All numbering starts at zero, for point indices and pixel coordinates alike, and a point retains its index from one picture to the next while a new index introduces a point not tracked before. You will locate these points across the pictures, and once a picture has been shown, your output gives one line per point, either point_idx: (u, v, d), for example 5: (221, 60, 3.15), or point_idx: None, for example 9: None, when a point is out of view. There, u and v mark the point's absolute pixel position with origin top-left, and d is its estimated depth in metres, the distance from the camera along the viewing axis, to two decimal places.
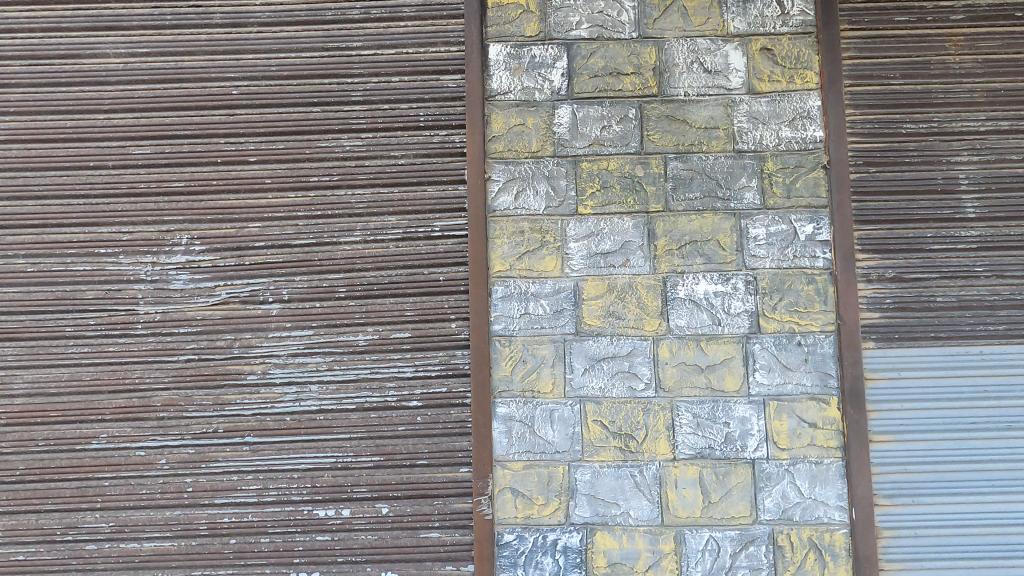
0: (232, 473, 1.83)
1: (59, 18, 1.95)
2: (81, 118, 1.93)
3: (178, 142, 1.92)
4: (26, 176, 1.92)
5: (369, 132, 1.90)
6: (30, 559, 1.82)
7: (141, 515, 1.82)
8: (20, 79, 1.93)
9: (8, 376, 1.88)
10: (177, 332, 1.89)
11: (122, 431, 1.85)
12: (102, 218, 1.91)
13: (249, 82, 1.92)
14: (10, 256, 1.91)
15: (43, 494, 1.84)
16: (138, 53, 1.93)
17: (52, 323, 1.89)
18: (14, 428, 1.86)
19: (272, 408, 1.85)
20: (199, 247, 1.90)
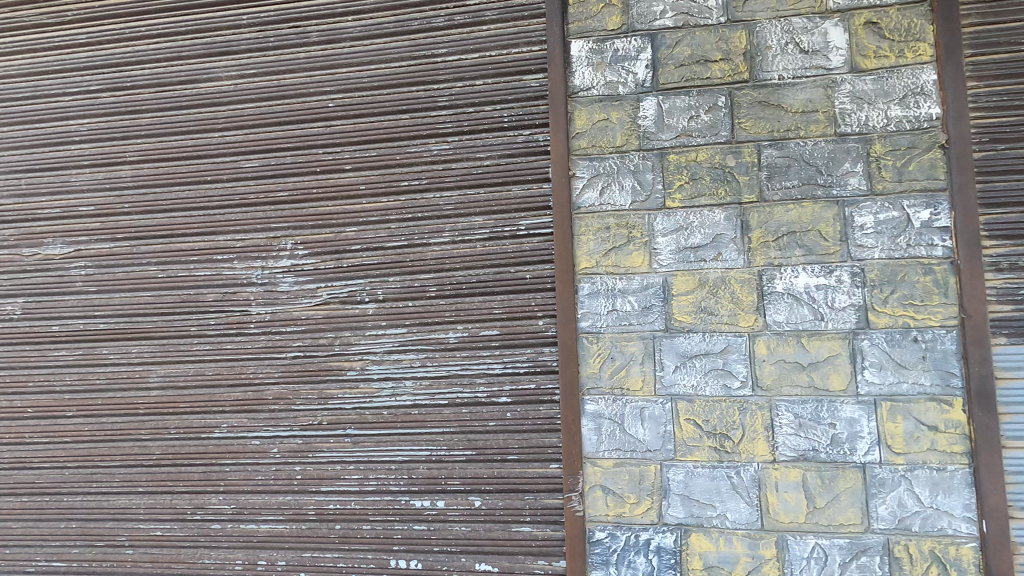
0: (336, 463, 1.95)
1: (178, 46, 2.16)
2: (199, 137, 2.12)
3: (282, 154, 2.06)
4: (156, 191, 2.14)
5: (455, 136, 1.96)
6: (166, 535, 2.02)
7: (258, 499, 1.98)
8: (148, 105, 2.16)
9: (144, 371, 2.10)
10: (285, 330, 2.04)
11: (239, 422, 2.03)
12: (219, 227, 2.09)
13: (344, 94, 2.03)
14: (144, 264, 2.14)
15: (176, 477, 2.04)
16: (246, 74, 2.10)
17: (180, 323, 2.10)
18: (151, 417, 2.08)
19: (370, 402, 1.95)
20: (302, 252, 2.04)
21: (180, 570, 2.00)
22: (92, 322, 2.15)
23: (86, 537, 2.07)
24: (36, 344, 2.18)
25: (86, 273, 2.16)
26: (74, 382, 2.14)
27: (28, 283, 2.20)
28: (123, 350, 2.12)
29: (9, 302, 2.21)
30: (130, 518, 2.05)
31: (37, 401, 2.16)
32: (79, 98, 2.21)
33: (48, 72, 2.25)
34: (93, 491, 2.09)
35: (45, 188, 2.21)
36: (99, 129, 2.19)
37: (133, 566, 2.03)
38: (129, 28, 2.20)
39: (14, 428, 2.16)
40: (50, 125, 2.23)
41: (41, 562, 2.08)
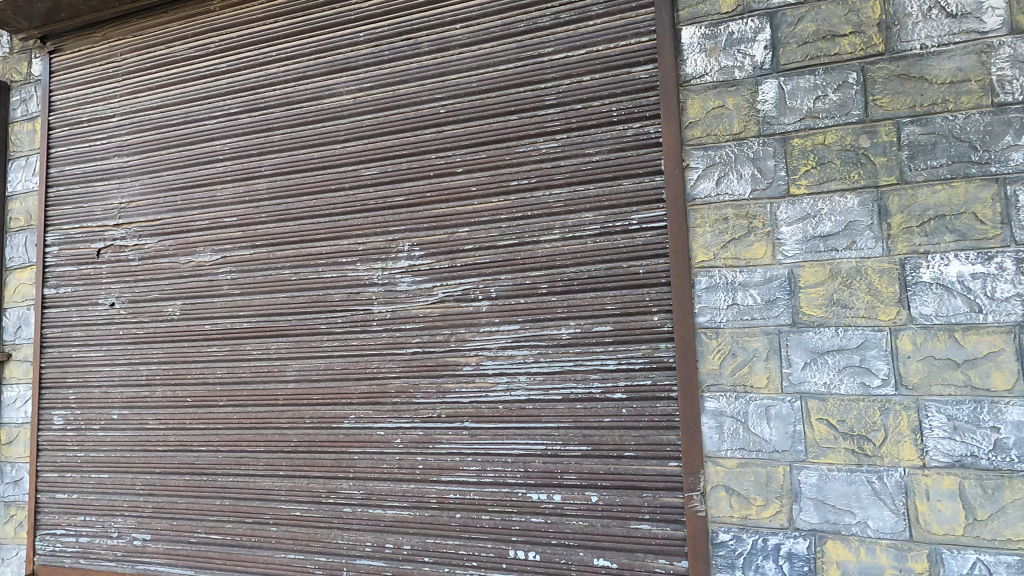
0: (455, 454, 2.04)
1: (304, 66, 2.34)
2: (324, 149, 2.29)
3: (398, 161, 2.18)
4: (287, 201, 2.34)
5: (564, 133, 1.97)
6: (304, 515, 2.21)
7: (384, 485, 2.12)
8: (280, 122, 2.36)
9: (282, 365, 2.31)
10: (404, 327, 2.15)
11: (366, 413, 2.17)
12: (344, 232, 2.25)
13: (454, 100, 2.11)
14: (279, 268, 2.34)
15: (311, 463, 2.22)
16: (364, 88, 2.24)
17: (312, 321, 2.28)
18: (288, 407, 2.28)
19: (486, 396, 2.02)
20: (419, 253, 2.14)
21: (317, 548, 2.17)
22: (237, 321, 2.39)
23: (237, 514, 2.31)
24: (192, 341, 2.46)
25: (231, 277, 2.41)
26: (224, 375, 2.39)
27: (185, 287, 2.49)
28: (263, 346, 2.34)
29: (171, 305, 2.51)
30: (273, 499, 2.26)
31: (195, 391, 2.44)
32: (222, 120, 2.47)
33: (196, 99, 2.53)
34: (242, 473, 2.33)
35: (196, 203, 2.49)
36: (239, 147, 2.43)
37: (277, 542, 2.23)
38: (262, 54, 2.42)
39: (178, 415, 2.46)
40: (199, 146, 2.51)
41: (201, 534, 2.35)
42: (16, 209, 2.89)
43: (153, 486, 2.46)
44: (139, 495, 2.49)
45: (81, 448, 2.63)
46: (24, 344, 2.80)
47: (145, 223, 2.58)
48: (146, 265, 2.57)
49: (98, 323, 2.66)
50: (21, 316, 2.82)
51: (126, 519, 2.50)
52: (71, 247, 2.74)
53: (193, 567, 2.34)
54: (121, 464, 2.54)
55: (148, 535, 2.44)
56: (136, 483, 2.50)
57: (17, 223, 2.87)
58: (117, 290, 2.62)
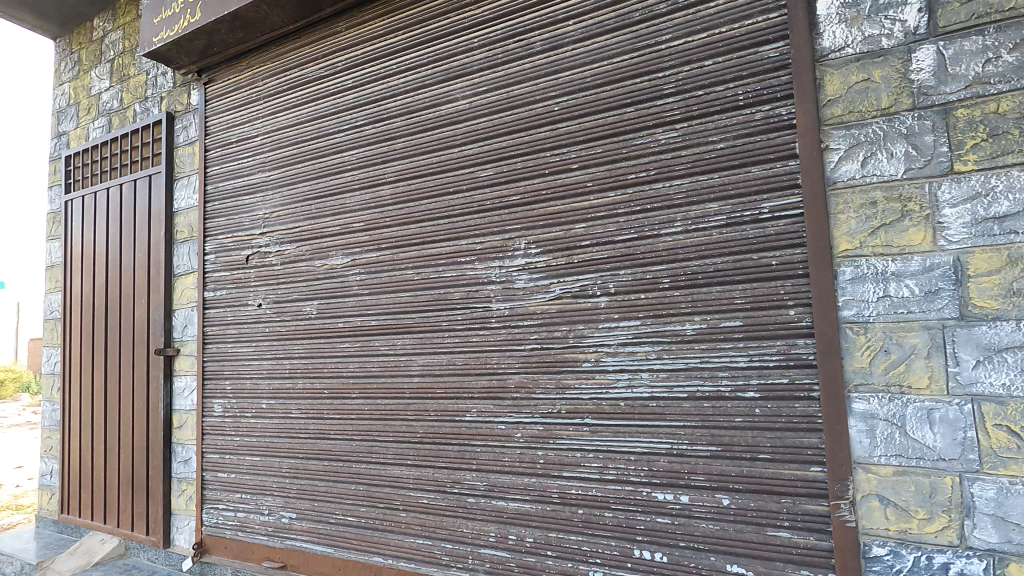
0: (576, 450, 2.04)
1: (422, 76, 2.47)
2: (442, 154, 2.39)
3: (513, 161, 2.22)
4: (409, 205, 2.47)
5: (685, 122, 1.91)
6: (431, 503, 2.32)
7: (505, 478, 2.17)
8: (402, 131, 2.50)
9: (408, 360, 2.44)
10: (523, 324, 2.18)
11: (487, 407, 2.23)
12: (462, 232, 2.33)
13: (568, 96, 2.11)
14: (402, 268, 2.48)
15: (436, 454, 2.33)
16: (479, 91, 2.31)
17: (434, 319, 2.38)
18: (414, 400, 2.41)
19: (607, 393, 2.00)
20: (535, 250, 2.16)
21: (444, 535, 2.28)
22: (366, 319, 2.56)
23: (370, 499, 2.48)
24: (327, 338, 2.68)
25: (360, 278, 2.59)
26: (356, 369, 2.58)
27: (321, 288, 2.71)
28: (390, 343, 2.49)
29: (308, 305, 2.75)
30: (402, 486, 2.40)
31: (331, 384, 2.65)
32: (350, 133, 2.67)
33: (327, 115, 2.75)
34: (374, 461, 2.49)
35: (328, 211, 2.71)
36: (365, 157, 2.61)
37: (406, 527, 2.37)
38: (384, 68, 2.59)
39: (317, 405, 2.68)
40: (330, 159, 2.73)
41: (339, 516, 2.55)
42: (181, 223, 3.34)
43: (297, 469, 2.71)
44: (285, 477, 2.75)
45: (237, 433, 2.96)
46: (190, 342, 3.24)
47: (286, 230, 2.85)
48: (287, 269, 2.84)
49: (248, 322, 2.97)
50: (187, 316, 3.26)
51: (275, 499, 2.77)
52: (225, 255, 3.09)
53: (332, 545, 2.55)
54: (270, 448, 2.82)
55: (294, 513, 2.69)
56: (283, 466, 2.76)
57: (182, 236, 3.32)
58: (263, 292, 2.91)
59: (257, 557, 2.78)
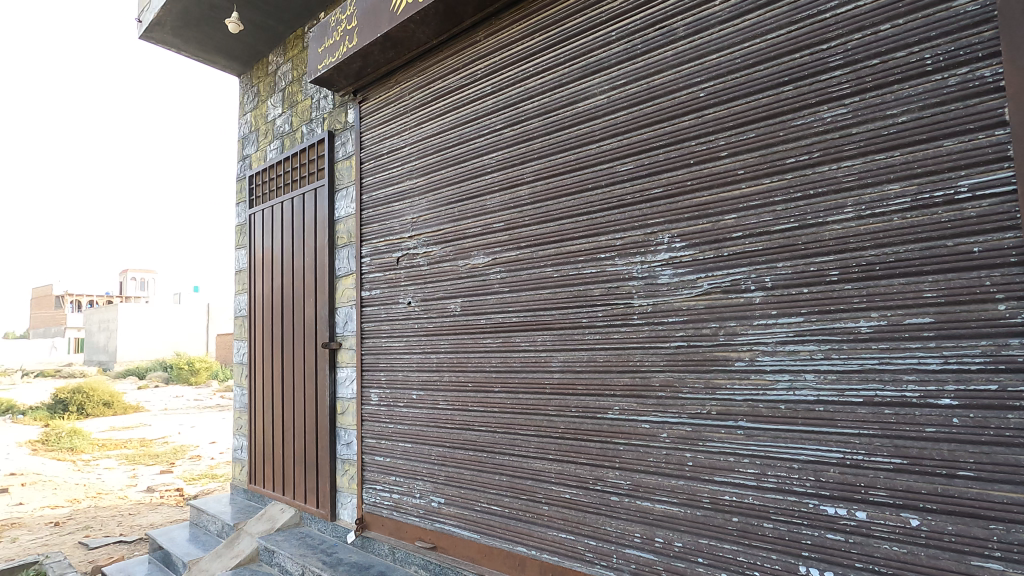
0: (729, 454, 1.93)
1: (559, 76, 2.49)
2: (579, 151, 2.40)
3: (655, 153, 2.15)
4: (548, 203, 2.50)
5: (856, 96, 1.72)
6: (573, 499, 2.33)
7: (651, 479, 2.11)
8: (540, 132, 2.55)
9: (548, 356, 2.47)
10: (668, 321, 2.10)
11: (630, 405, 2.19)
12: (601, 228, 2.31)
13: (716, 81, 2.01)
14: (541, 266, 2.52)
15: (578, 450, 2.33)
16: (618, 85, 2.28)
17: (573, 315, 2.39)
18: (555, 395, 2.44)
19: (764, 395, 1.86)
20: (680, 244, 2.08)
21: (587, 531, 2.28)
22: (507, 316, 2.65)
23: (513, 490, 2.55)
24: (471, 334, 2.81)
25: (501, 276, 2.68)
26: (498, 364, 2.67)
27: (464, 287, 2.85)
28: (530, 339, 2.55)
29: (453, 302, 2.91)
30: (544, 480, 2.44)
31: (475, 377, 2.78)
32: (490, 138, 2.78)
33: (468, 122, 2.90)
34: (516, 453, 2.56)
35: (470, 213, 2.84)
36: (504, 159, 2.70)
37: (549, 521, 2.41)
38: (521, 72, 2.66)
39: (462, 397, 2.83)
40: (471, 163, 2.86)
41: (484, 504, 2.67)
42: (342, 230, 3.72)
43: (444, 457, 2.88)
44: (434, 464, 2.93)
45: (391, 420, 3.22)
46: (350, 336, 3.60)
47: (432, 233, 3.05)
48: (434, 269, 3.03)
49: (399, 318, 3.22)
50: (347, 314, 3.62)
51: (425, 483, 2.97)
52: (379, 257, 3.38)
53: (478, 531, 2.67)
54: (420, 436, 3.03)
55: (442, 498, 2.87)
56: (432, 453, 2.95)
57: (342, 241, 3.70)
58: (413, 291, 3.14)
59: (410, 537, 3.00)
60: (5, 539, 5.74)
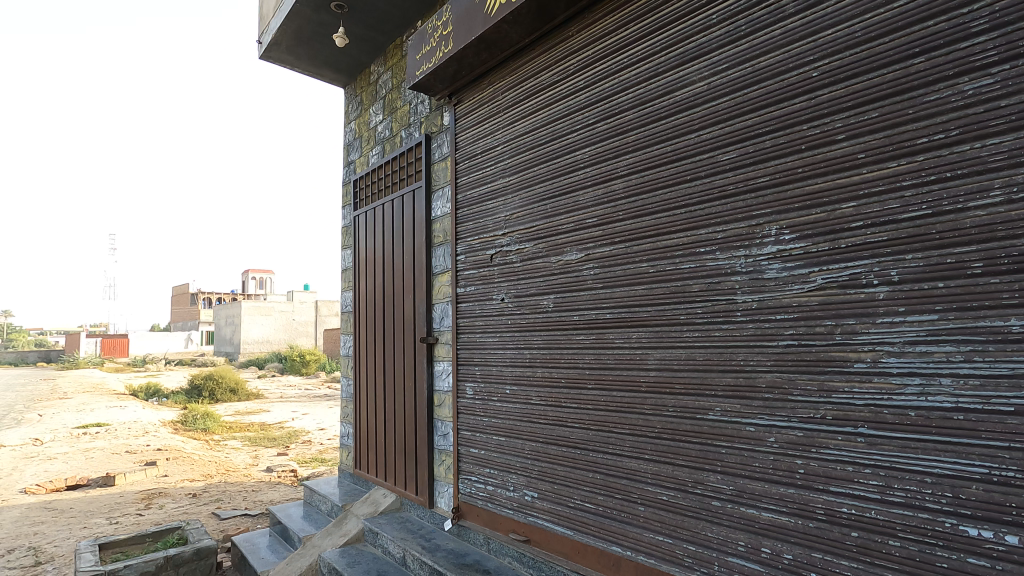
0: (847, 463, 1.77)
1: (656, 65, 2.42)
2: (677, 141, 2.31)
3: (761, 140, 2.03)
4: (643, 197, 2.44)
5: (1005, 65, 1.52)
6: (671, 501, 2.26)
7: (756, 485, 1.99)
8: (634, 124, 2.49)
9: (644, 354, 2.41)
10: (775, 318, 1.97)
11: (733, 407, 2.08)
12: (700, 221, 2.21)
13: (832, 58, 1.86)
14: (637, 261, 2.46)
15: (676, 451, 2.26)
16: (719, 70, 2.18)
17: (671, 312, 2.31)
18: (651, 394, 2.37)
19: (889, 400, 1.70)
20: (790, 236, 1.94)
21: (685, 536, 2.20)
22: (601, 312, 2.61)
23: (607, 489, 2.52)
24: (564, 330, 2.81)
25: (594, 272, 2.65)
26: (592, 360, 2.65)
27: (557, 283, 2.86)
28: (625, 336, 2.50)
29: (546, 298, 2.93)
30: (639, 480, 2.38)
31: (568, 374, 2.77)
32: (583, 132, 2.76)
33: (560, 118, 2.90)
34: (610, 451, 2.52)
35: (563, 209, 2.84)
36: (598, 154, 2.67)
37: (644, 522, 2.35)
38: (615, 64, 2.61)
39: (555, 393, 2.84)
40: (564, 160, 2.86)
41: (578, 501, 2.66)
42: (438, 229, 3.86)
43: (538, 452, 2.90)
44: (527, 458, 2.97)
45: (485, 414, 3.30)
46: (446, 331, 3.73)
47: (525, 230, 3.08)
48: (527, 266, 3.06)
49: (493, 314, 3.29)
50: (444, 309, 3.76)
51: (518, 477, 3.01)
52: (473, 255, 3.47)
53: (572, 528, 2.67)
54: (514, 431, 3.07)
55: (535, 493, 2.89)
56: (525, 448, 2.99)
57: (439, 240, 3.84)
58: (506, 287, 3.19)
59: (504, 529, 3.06)
60: (154, 506, 6.56)
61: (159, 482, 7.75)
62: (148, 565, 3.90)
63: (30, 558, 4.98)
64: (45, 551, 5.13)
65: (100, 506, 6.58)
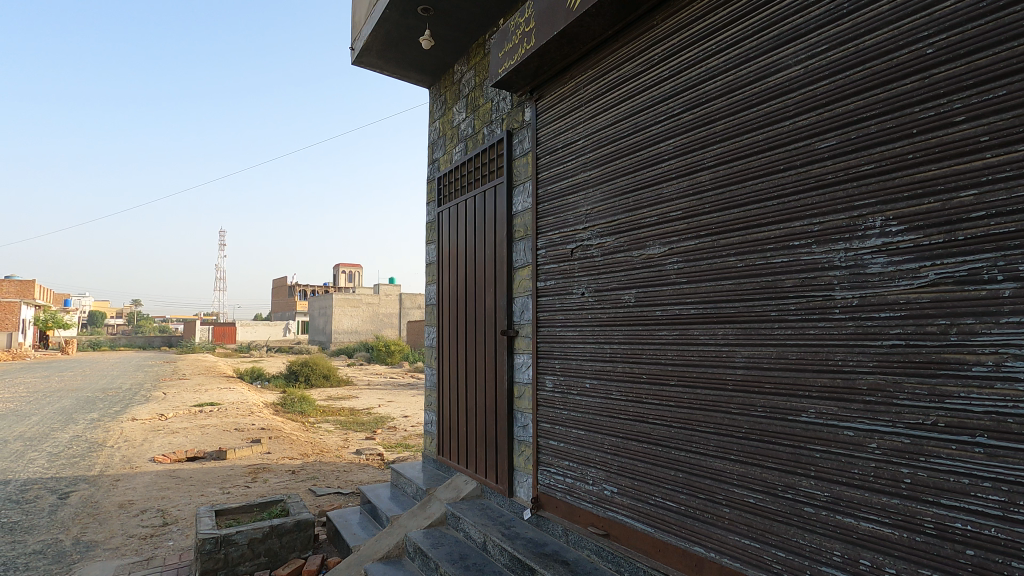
0: (961, 475, 1.63)
1: (747, 50, 2.32)
2: (770, 129, 2.20)
3: (865, 125, 1.89)
4: (732, 188, 2.35)
5: None
6: (759, 504, 2.18)
7: (855, 493, 1.88)
8: (723, 113, 2.41)
9: (730, 351, 2.33)
10: (878, 316, 1.84)
11: (829, 409, 1.97)
12: (795, 214, 2.10)
13: (949, 34, 1.71)
14: (724, 256, 2.37)
15: (765, 453, 2.17)
16: (818, 52, 2.05)
17: (760, 309, 2.21)
18: (739, 393, 2.29)
19: (1013, 407, 1.54)
20: (897, 227, 1.80)
21: (774, 541, 2.11)
22: (685, 308, 2.55)
23: (690, 488, 2.46)
24: (646, 325, 2.77)
25: (678, 267, 2.59)
26: (675, 357, 2.59)
27: (638, 278, 2.82)
28: (710, 332, 2.42)
29: (627, 293, 2.90)
30: (725, 481, 2.31)
31: (649, 369, 2.73)
32: (667, 123, 2.70)
33: (644, 109, 2.85)
34: (694, 450, 2.47)
35: (646, 203, 2.79)
36: (683, 145, 2.60)
37: (730, 524, 2.28)
38: (703, 51, 2.53)
39: (636, 389, 2.80)
40: (647, 152, 2.81)
41: (659, 499, 2.62)
42: (519, 224, 3.92)
43: (618, 447, 2.89)
44: (606, 453, 2.96)
45: (564, 407, 3.33)
46: (526, 325, 3.78)
47: (606, 224, 3.06)
48: (608, 260, 3.04)
49: (574, 308, 3.30)
50: (524, 303, 3.82)
51: (598, 471, 3.01)
52: (554, 249, 3.50)
53: (653, 525, 2.63)
54: (593, 425, 3.08)
55: (615, 488, 2.88)
56: (605, 442, 2.98)
57: (520, 234, 3.90)
58: (587, 282, 3.19)
59: (583, 522, 3.08)
60: (260, 480, 7.18)
61: (263, 458, 8.46)
62: (256, 532, 4.29)
63: (159, 518, 5.63)
64: (171, 513, 5.79)
65: (215, 476, 7.31)
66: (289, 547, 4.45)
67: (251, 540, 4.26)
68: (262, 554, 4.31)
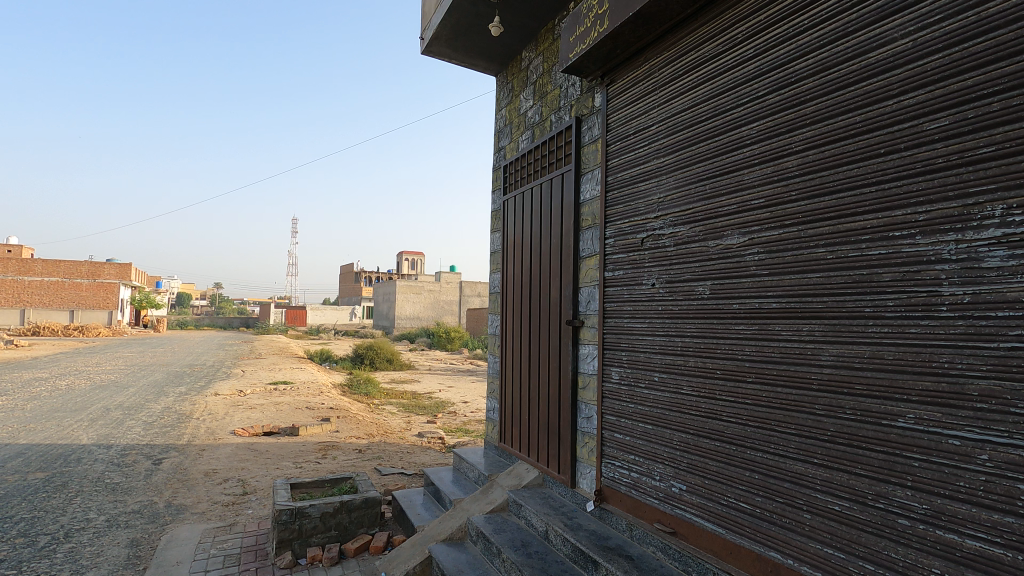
0: None
1: (845, 24, 2.15)
2: (870, 109, 2.03)
3: (985, 103, 1.71)
4: (824, 174, 2.19)
5: None
6: (845, 513, 2.04)
7: (959, 507, 1.72)
8: (815, 94, 2.24)
9: (817, 349, 2.18)
10: (994, 315, 1.67)
11: (930, 415, 1.81)
12: (897, 201, 1.92)
13: None
14: (813, 247, 2.22)
15: (853, 458, 2.03)
16: (928, 24, 1.87)
17: (853, 305, 2.06)
18: (825, 394, 2.15)
19: None
20: (1020, 216, 1.61)
21: (862, 553, 1.98)
22: (765, 302, 2.41)
23: (767, 491, 2.35)
24: (720, 318, 2.65)
25: (758, 258, 2.46)
26: (752, 353, 2.47)
27: (715, 269, 2.70)
28: (793, 328, 2.28)
29: (701, 285, 2.78)
30: (807, 486, 2.19)
31: (724, 365, 2.61)
32: (750, 106, 2.56)
33: (725, 92, 2.71)
34: (772, 451, 2.34)
35: (724, 190, 2.66)
36: (768, 129, 2.45)
37: (811, 531, 2.15)
38: (794, 27, 2.37)
39: (708, 384, 2.70)
40: (727, 136, 2.68)
41: (731, 499, 2.51)
42: (587, 213, 3.85)
43: (687, 444, 2.79)
44: (675, 449, 2.88)
45: (631, 400, 3.26)
46: (593, 315, 3.73)
47: (680, 213, 2.96)
48: (681, 250, 2.93)
49: (643, 299, 3.22)
50: (590, 294, 3.76)
51: (666, 467, 2.93)
52: (623, 239, 3.41)
53: (724, 526, 2.53)
54: (661, 419, 2.99)
55: (683, 486, 2.79)
56: (673, 438, 2.90)
57: (587, 223, 3.83)
58: (658, 272, 3.10)
59: (649, 518, 3.00)
60: (329, 456, 7.52)
61: (332, 436, 8.88)
62: (327, 506, 4.50)
63: (240, 488, 6.02)
64: (250, 484, 6.18)
65: (289, 451, 7.74)
66: (358, 523, 4.63)
67: (323, 514, 4.47)
68: (333, 528, 4.51)
